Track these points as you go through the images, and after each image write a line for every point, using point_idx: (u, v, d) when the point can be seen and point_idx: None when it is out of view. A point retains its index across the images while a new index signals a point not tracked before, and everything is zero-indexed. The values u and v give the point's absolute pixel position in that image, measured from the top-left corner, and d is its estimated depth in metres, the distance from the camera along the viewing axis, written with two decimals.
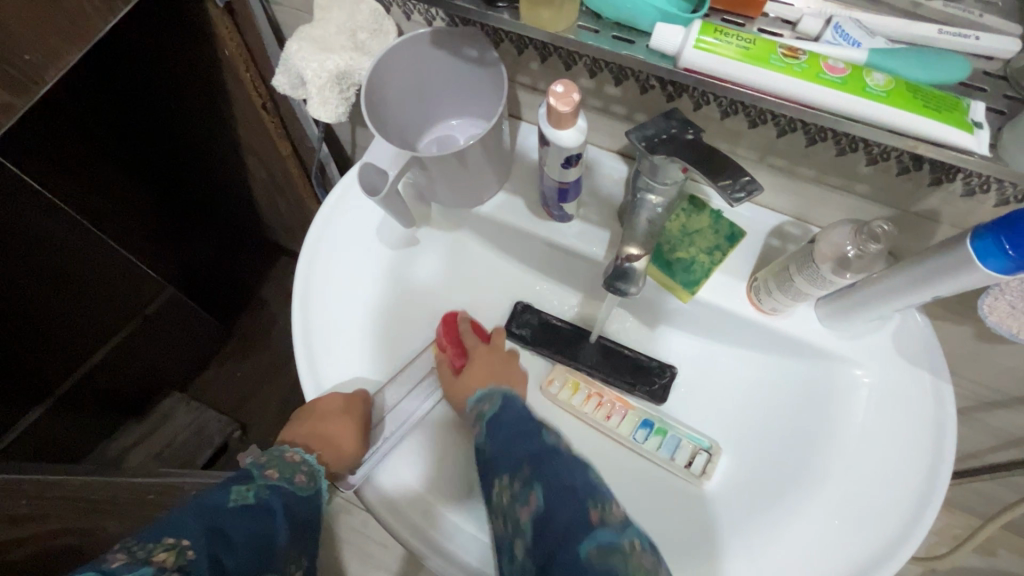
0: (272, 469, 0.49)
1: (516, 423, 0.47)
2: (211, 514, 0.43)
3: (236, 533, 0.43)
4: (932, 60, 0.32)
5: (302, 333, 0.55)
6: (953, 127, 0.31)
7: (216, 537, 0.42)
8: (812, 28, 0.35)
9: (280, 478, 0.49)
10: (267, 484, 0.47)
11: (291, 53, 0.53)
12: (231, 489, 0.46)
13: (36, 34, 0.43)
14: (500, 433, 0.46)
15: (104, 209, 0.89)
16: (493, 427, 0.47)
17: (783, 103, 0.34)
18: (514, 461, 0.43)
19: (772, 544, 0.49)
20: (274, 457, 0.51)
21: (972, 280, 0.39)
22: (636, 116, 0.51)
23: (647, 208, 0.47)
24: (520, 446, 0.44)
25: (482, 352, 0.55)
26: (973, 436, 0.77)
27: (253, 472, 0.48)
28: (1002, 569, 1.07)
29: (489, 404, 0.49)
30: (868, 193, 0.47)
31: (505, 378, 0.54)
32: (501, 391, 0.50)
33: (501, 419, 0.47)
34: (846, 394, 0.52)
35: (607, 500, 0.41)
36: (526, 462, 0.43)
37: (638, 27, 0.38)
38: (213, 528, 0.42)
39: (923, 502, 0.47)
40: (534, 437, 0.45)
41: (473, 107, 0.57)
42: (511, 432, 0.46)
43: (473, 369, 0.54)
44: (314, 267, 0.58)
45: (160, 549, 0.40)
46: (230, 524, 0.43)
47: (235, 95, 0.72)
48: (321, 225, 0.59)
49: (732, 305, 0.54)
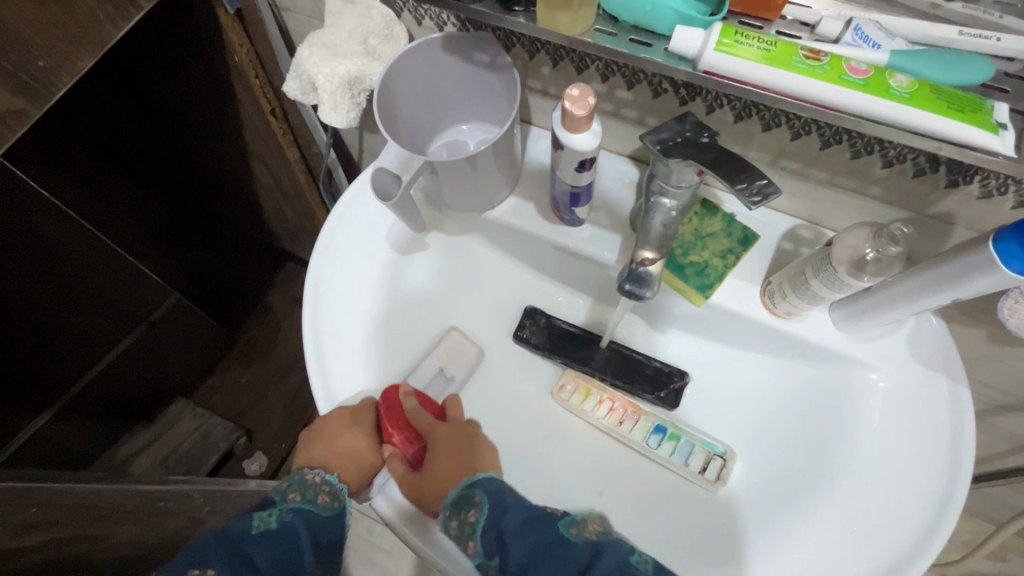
0: (293, 492, 0.51)
1: (524, 526, 0.46)
2: (233, 541, 0.46)
3: (259, 558, 0.45)
4: (955, 62, 0.32)
5: (313, 338, 0.55)
6: (976, 128, 0.31)
7: (237, 560, 0.45)
8: (830, 30, 0.34)
9: (301, 500, 0.50)
10: (288, 507, 0.50)
11: (302, 58, 0.53)
12: (254, 518, 0.48)
13: (50, 41, 0.43)
14: (517, 544, 0.44)
15: (111, 220, 0.89)
16: (499, 541, 0.45)
17: (805, 105, 0.34)
18: (563, 575, 0.42)
19: (786, 552, 0.48)
20: (296, 481, 0.52)
21: (992, 283, 0.38)
22: (647, 119, 0.51)
23: (661, 212, 0.47)
24: (554, 554, 0.44)
25: (441, 433, 0.52)
26: (986, 440, 0.77)
27: (277, 497, 0.51)
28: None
29: (476, 510, 0.47)
30: (883, 196, 0.47)
31: (467, 458, 0.51)
32: (482, 489, 0.49)
33: (500, 530, 0.45)
34: (861, 398, 0.52)
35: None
36: (574, 573, 0.42)
37: (656, 30, 0.38)
38: (233, 556, 0.45)
39: (943, 508, 0.46)
40: (560, 545, 0.44)
41: (483, 112, 0.57)
42: (535, 542, 0.44)
43: (433, 467, 0.50)
44: (324, 271, 0.57)
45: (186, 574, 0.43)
46: (253, 547, 0.46)
47: (244, 102, 0.72)
48: (331, 230, 0.59)
49: (745, 309, 0.53)
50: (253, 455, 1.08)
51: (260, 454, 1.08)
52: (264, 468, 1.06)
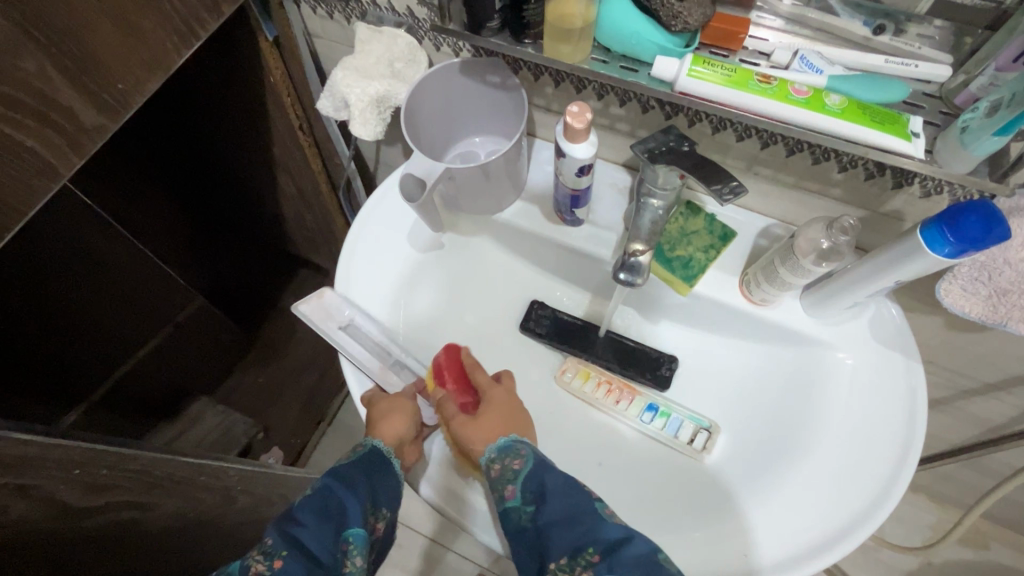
0: None
1: (564, 490, 0.50)
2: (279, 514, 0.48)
3: (301, 515, 0.47)
4: (880, 84, 0.40)
5: (345, 335, 0.60)
6: (892, 137, 0.38)
7: (284, 522, 0.47)
8: (782, 59, 0.42)
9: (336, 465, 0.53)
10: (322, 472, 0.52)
11: (336, 79, 0.61)
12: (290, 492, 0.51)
13: (128, 66, 0.51)
14: (560, 509, 0.49)
15: (143, 224, 0.98)
16: (539, 493, 0.50)
17: (760, 120, 0.42)
18: (581, 549, 0.47)
19: (767, 507, 0.54)
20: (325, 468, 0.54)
21: (925, 265, 0.45)
22: (638, 132, 0.59)
23: (649, 210, 0.54)
24: (585, 529, 0.48)
25: (497, 392, 0.58)
26: (953, 424, 0.83)
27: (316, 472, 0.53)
28: (995, 562, 1.11)
29: (521, 461, 0.52)
30: (841, 197, 0.54)
31: (520, 426, 0.56)
32: (529, 445, 0.54)
33: (545, 487, 0.51)
34: (830, 375, 0.58)
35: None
36: (594, 549, 0.46)
37: (641, 59, 0.45)
38: (278, 522, 0.47)
39: (902, 461, 0.53)
40: (600, 522, 0.48)
41: (493, 126, 0.65)
42: (570, 511, 0.49)
43: (492, 411, 0.56)
44: (352, 277, 0.64)
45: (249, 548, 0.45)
46: (298, 507, 0.48)
47: (275, 119, 0.79)
48: (353, 242, 0.65)
49: (726, 298, 0.60)
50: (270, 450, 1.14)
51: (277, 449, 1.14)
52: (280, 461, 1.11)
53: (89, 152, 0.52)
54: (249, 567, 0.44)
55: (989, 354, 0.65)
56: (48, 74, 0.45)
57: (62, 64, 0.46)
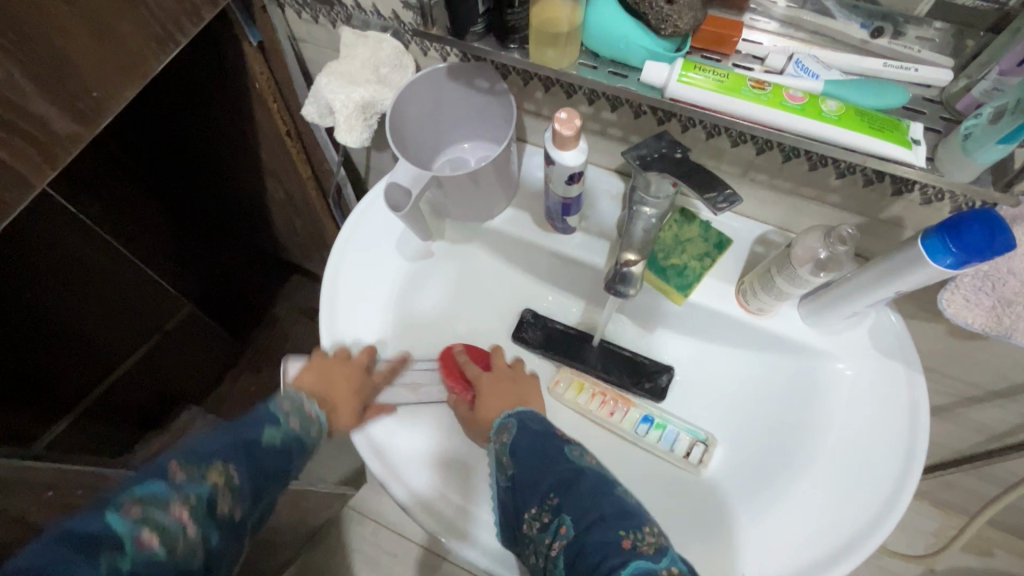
0: (293, 419, 0.56)
1: (535, 442, 0.51)
2: (250, 450, 0.52)
3: (266, 468, 0.53)
4: (879, 90, 0.38)
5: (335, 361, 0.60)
6: (894, 144, 0.37)
7: (253, 470, 0.52)
8: (776, 63, 0.41)
9: (300, 429, 0.56)
10: (292, 431, 0.56)
11: (321, 85, 0.59)
12: (264, 428, 0.54)
13: (103, 73, 0.49)
14: (526, 457, 0.50)
15: (134, 235, 0.96)
16: (515, 454, 0.51)
17: (755, 127, 0.40)
18: (541, 493, 0.48)
19: (766, 522, 0.53)
20: (294, 403, 0.57)
21: (925, 275, 0.44)
22: (630, 137, 0.57)
23: (642, 218, 0.53)
24: (547, 473, 0.49)
25: (487, 377, 0.58)
26: (956, 431, 0.82)
27: (278, 415, 0.56)
28: (998, 569, 1.09)
29: (507, 433, 0.52)
30: (840, 203, 0.53)
31: (515, 396, 0.57)
32: (516, 415, 0.54)
33: (518, 447, 0.51)
34: (829, 386, 0.57)
35: (641, 528, 0.44)
36: (553, 492, 0.48)
37: (630, 63, 0.44)
38: (249, 461, 0.52)
39: (901, 482, 0.51)
40: (560, 464, 0.49)
41: (483, 132, 0.63)
42: (539, 458, 0.50)
43: (486, 397, 0.56)
44: (338, 295, 0.62)
45: (213, 471, 0.49)
46: (261, 458, 0.53)
47: (261, 124, 0.77)
48: (338, 261, 0.64)
49: (722, 307, 0.59)
50: None
51: None
52: None
53: (63, 161, 0.50)
54: (214, 499, 0.48)
55: (993, 361, 0.63)
56: (16, 82, 0.43)
57: (32, 71, 0.44)
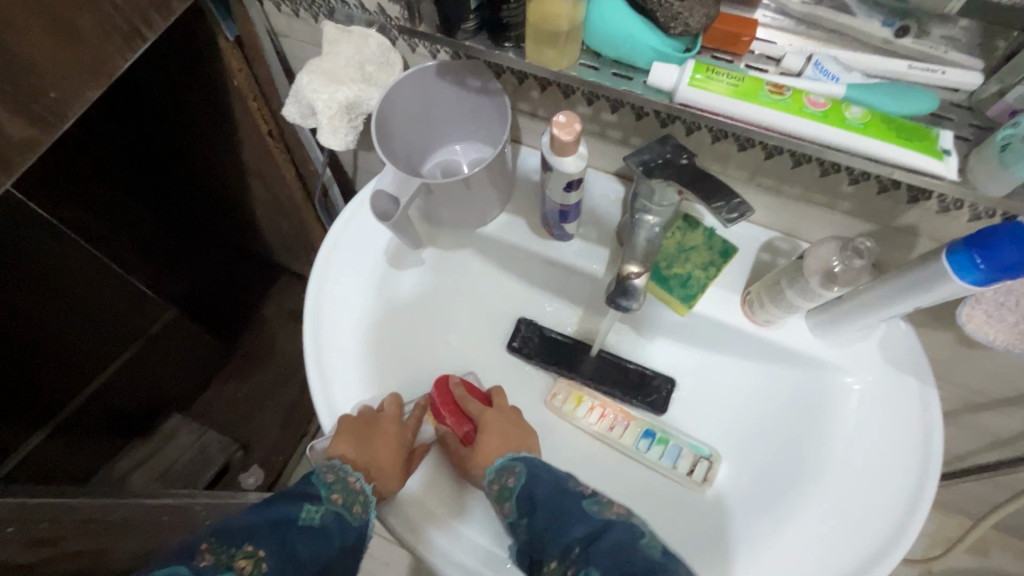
0: (337, 495, 0.48)
1: (552, 494, 0.48)
2: (283, 531, 0.43)
3: (301, 554, 0.43)
4: (907, 93, 0.36)
5: (321, 382, 0.57)
6: (921, 155, 0.35)
7: (286, 558, 0.42)
8: (794, 64, 0.38)
9: (343, 504, 0.48)
10: (333, 509, 0.47)
11: (302, 84, 0.56)
12: (302, 507, 0.45)
13: (63, 74, 0.45)
14: (542, 509, 0.47)
15: (111, 238, 0.91)
16: (529, 504, 0.48)
17: (772, 135, 0.38)
18: (563, 547, 0.44)
19: (773, 544, 0.50)
20: (339, 477, 0.49)
21: (944, 290, 0.42)
22: (631, 139, 0.54)
23: (645, 227, 0.50)
24: (568, 527, 0.45)
25: (491, 413, 0.56)
26: (962, 439, 0.79)
27: (321, 490, 0.48)
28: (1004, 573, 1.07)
29: (514, 477, 0.51)
30: (852, 210, 0.50)
31: (518, 439, 0.55)
32: (522, 460, 0.52)
33: (534, 497, 0.48)
34: (838, 400, 0.54)
35: (670, 575, 0.39)
36: (577, 545, 0.43)
37: (635, 64, 0.41)
38: (281, 545, 0.42)
39: (913, 505, 0.49)
40: (580, 517, 0.45)
41: (475, 134, 0.60)
42: (555, 509, 0.47)
43: (486, 434, 0.54)
44: (323, 311, 0.59)
45: (241, 554, 0.40)
46: (298, 542, 0.43)
47: (242, 122, 0.73)
48: (321, 276, 0.60)
49: (725, 318, 0.56)
50: (249, 469, 1.04)
51: (256, 467, 1.05)
52: (260, 480, 1.03)
53: (20, 169, 0.46)
54: None
55: (1005, 371, 0.61)
56: None
57: None
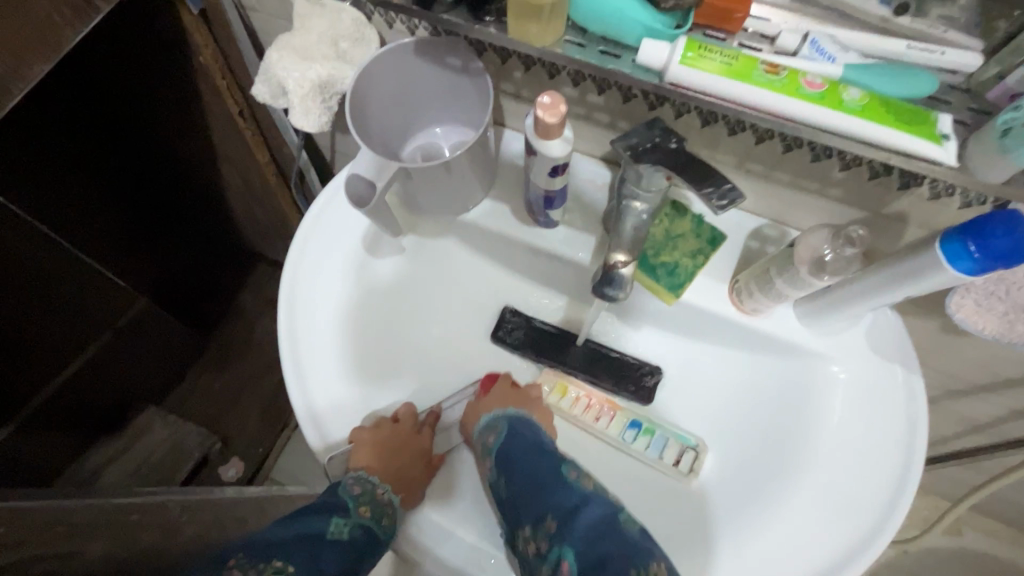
0: (364, 507, 0.50)
1: (532, 461, 0.51)
2: (309, 540, 0.47)
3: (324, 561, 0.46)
4: (907, 74, 0.35)
5: (296, 376, 0.54)
6: (918, 138, 0.34)
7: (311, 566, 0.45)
8: (789, 43, 0.36)
9: (370, 518, 0.49)
10: (360, 522, 0.49)
11: (271, 62, 0.52)
12: (330, 520, 0.49)
13: (5, 48, 0.42)
14: (522, 477, 0.49)
15: (72, 221, 0.87)
16: (507, 466, 0.50)
17: (767, 116, 0.36)
18: (538, 516, 0.47)
19: (762, 532, 0.50)
20: (366, 492, 0.50)
21: (937, 280, 0.41)
22: (618, 123, 0.52)
23: (632, 214, 0.48)
24: (546, 498, 0.48)
25: (505, 385, 0.57)
26: (943, 425, 0.80)
27: (348, 503, 0.50)
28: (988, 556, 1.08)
29: (496, 434, 0.52)
30: (841, 197, 0.49)
31: (518, 403, 0.56)
32: (507, 416, 0.53)
33: (513, 461, 0.50)
34: (825, 388, 0.54)
35: (648, 563, 0.42)
36: (552, 517, 0.46)
37: (624, 42, 0.39)
38: (308, 555, 0.46)
39: (898, 490, 0.49)
40: (559, 489, 0.48)
41: (457, 115, 0.57)
42: (534, 479, 0.49)
43: (491, 399, 0.55)
44: (297, 303, 0.57)
45: (269, 569, 0.43)
46: (325, 554, 0.47)
47: (209, 100, 0.70)
48: (295, 267, 0.58)
49: (713, 307, 0.55)
50: (229, 462, 1.05)
51: (236, 460, 1.07)
52: (240, 473, 1.06)
53: None
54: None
55: (988, 359, 0.61)
56: None
57: None
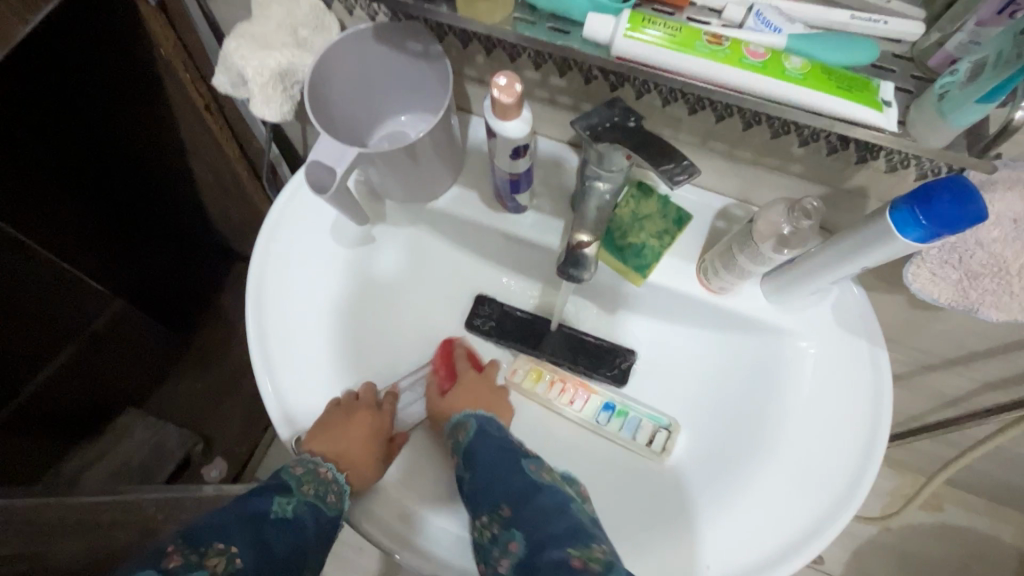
0: (308, 485, 0.49)
1: (495, 453, 0.49)
2: (255, 523, 0.44)
3: (275, 544, 0.44)
4: (847, 44, 0.35)
5: (265, 368, 0.54)
6: (859, 105, 0.34)
7: (260, 547, 0.43)
8: (735, 15, 0.37)
9: (314, 495, 0.48)
10: (304, 500, 0.48)
11: (229, 52, 0.52)
12: (273, 499, 0.47)
13: None
14: (483, 465, 0.48)
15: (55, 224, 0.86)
16: (469, 461, 0.49)
17: (711, 87, 0.36)
18: (492, 504, 0.46)
19: (735, 509, 0.50)
20: (309, 471, 0.49)
21: (892, 250, 0.41)
22: (581, 105, 0.53)
23: (596, 194, 0.48)
24: (501, 484, 0.47)
25: (470, 377, 0.57)
26: (918, 401, 0.81)
27: (291, 483, 0.49)
28: (969, 529, 1.10)
29: (464, 432, 0.51)
30: (802, 173, 0.49)
31: (487, 404, 0.56)
32: (477, 417, 0.53)
33: (474, 452, 0.49)
34: (793, 365, 0.54)
35: (592, 545, 0.41)
36: (505, 502, 0.46)
37: (572, 18, 0.39)
38: (256, 537, 0.43)
39: (864, 461, 0.50)
40: (516, 475, 0.47)
41: (421, 104, 0.57)
42: (496, 468, 0.48)
43: (459, 390, 0.56)
44: (265, 297, 0.56)
45: (212, 553, 0.41)
46: (272, 535, 0.44)
47: (176, 93, 0.71)
48: (262, 260, 0.57)
49: (681, 287, 0.56)
50: (213, 461, 1.05)
51: (220, 459, 1.06)
52: (224, 473, 1.05)
53: None
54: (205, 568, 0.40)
55: (956, 332, 0.62)
56: None
57: None
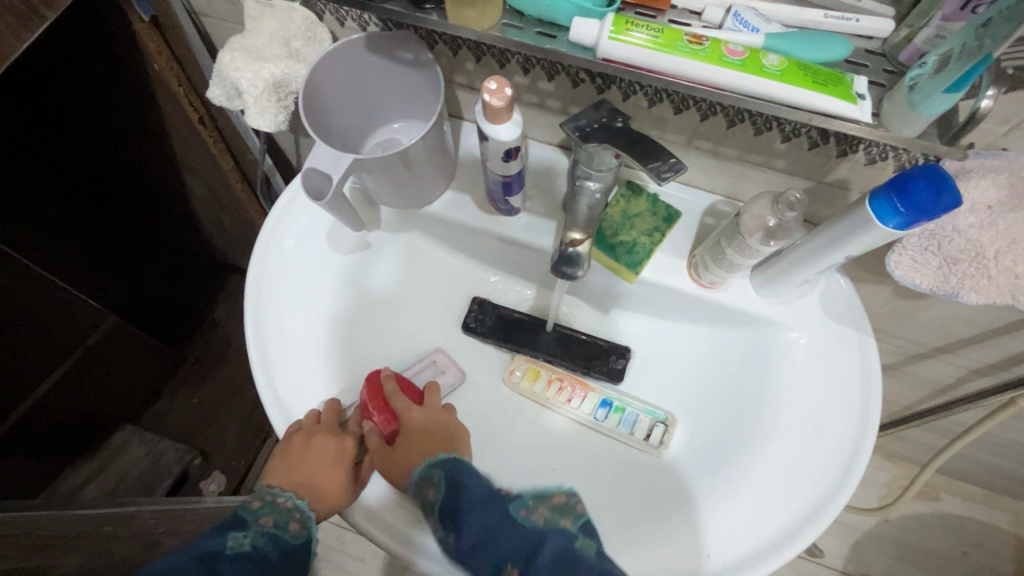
0: (267, 517, 0.50)
1: (482, 499, 0.46)
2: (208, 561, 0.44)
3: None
4: (821, 41, 0.37)
5: (266, 374, 0.55)
6: (836, 98, 0.36)
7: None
8: (715, 16, 0.39)
9: (274, 526, 0.49)
10: (262, 532, 0.48)
11: (223, 64, 0.53)
12: (228, 536, 0.47)
13: None
14: (471, 520, 0.44)
15: (53, 241, 0.88)
16: (451, 515, 0.45)
17: (694, 84, 0.38)
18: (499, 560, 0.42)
19: (735, 496, 0.51)
20: (267, 504, 0.51)
21: (873, 238, 0.43)
22: (570, 108, 0.54)
23: (586, 194, 0.50)
24: (498, 536, 0.43)
25: (415, 418, 0.52)
26: (909, 390, 0.83)
27: (249, 518, 0.50)
28: (965, 518, 1.11)
29: (433, 490, 0.47)
30: (785, 168, 0.51)
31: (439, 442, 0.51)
32: (444, 466, 0.48)
33: (458, 497, 0.46)
34: (785, 354, 0.56)
35: None
36: (512, 557, 0.42)
37: (558, 22, 0.41)
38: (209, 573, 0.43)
39: (857, 444, 0.51)
40: (511, 526, 0.44)
41: (412, 111, 0.58)
42: (484, 514, 0.44)
43: (412, 441, 0.51)
44: (264, 304, 0.57)
45: None
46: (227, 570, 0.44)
47: (167, 106, 0.71)
48: (260, 268, 0.58)
49: (672, 282, 0.57)
50: (211, 476, 1.01)
51: (218, 473, 1.02)
52: (223, 486, 1.00)
53: None
54: None
55: (941, 320, 0.63)
56: None
57: None
